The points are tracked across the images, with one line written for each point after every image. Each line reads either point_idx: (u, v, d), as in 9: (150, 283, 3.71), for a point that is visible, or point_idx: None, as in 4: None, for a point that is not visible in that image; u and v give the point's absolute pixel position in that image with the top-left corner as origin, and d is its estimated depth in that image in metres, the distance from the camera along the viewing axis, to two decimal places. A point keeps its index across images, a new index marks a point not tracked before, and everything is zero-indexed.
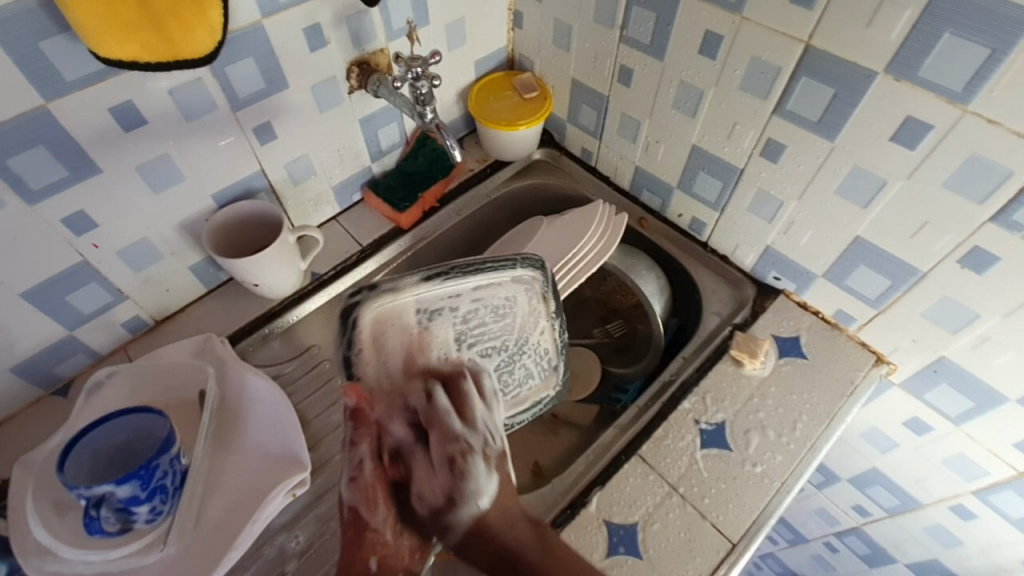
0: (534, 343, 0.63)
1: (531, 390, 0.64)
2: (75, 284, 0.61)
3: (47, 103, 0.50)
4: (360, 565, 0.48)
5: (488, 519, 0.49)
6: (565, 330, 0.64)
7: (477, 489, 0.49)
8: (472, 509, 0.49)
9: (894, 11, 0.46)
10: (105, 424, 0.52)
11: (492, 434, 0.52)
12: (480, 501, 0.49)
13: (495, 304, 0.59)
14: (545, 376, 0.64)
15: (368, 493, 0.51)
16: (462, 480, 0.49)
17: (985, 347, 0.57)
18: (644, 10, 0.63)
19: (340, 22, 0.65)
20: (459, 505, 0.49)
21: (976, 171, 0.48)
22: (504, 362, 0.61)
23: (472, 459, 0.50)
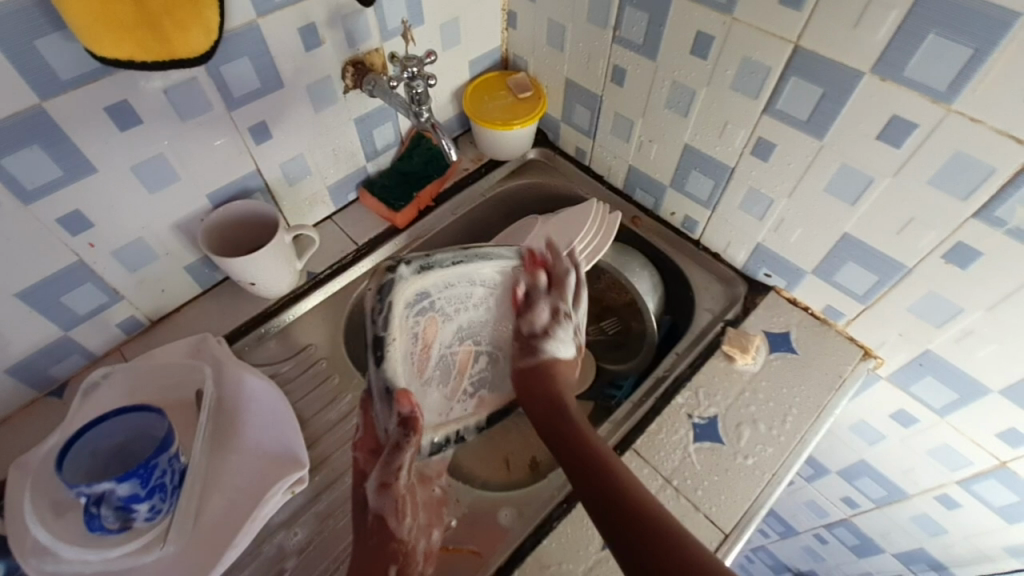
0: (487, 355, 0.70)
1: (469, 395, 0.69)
2: (70, 283, 0.61)
3: (42, 102, 0.50)
4: (384, 562, 0.53)
5: (559, 368, 0.67)
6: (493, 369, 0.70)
7: (555, 343, 0.67)
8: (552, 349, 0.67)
9: (880, 13, 0.47)
10: (102, 424, 0.52)
11: (568, 309, 0.68)
12: (557, 347, 0.67)
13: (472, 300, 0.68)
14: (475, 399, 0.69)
15: (399, 501, 0.57)
16: (550, 323, 0.67)
17: (969, 340, 0.58)
18: (637, 10, 0.64)
19: (335, 22, 0.65)
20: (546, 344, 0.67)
21: (959, 169, 0.49)
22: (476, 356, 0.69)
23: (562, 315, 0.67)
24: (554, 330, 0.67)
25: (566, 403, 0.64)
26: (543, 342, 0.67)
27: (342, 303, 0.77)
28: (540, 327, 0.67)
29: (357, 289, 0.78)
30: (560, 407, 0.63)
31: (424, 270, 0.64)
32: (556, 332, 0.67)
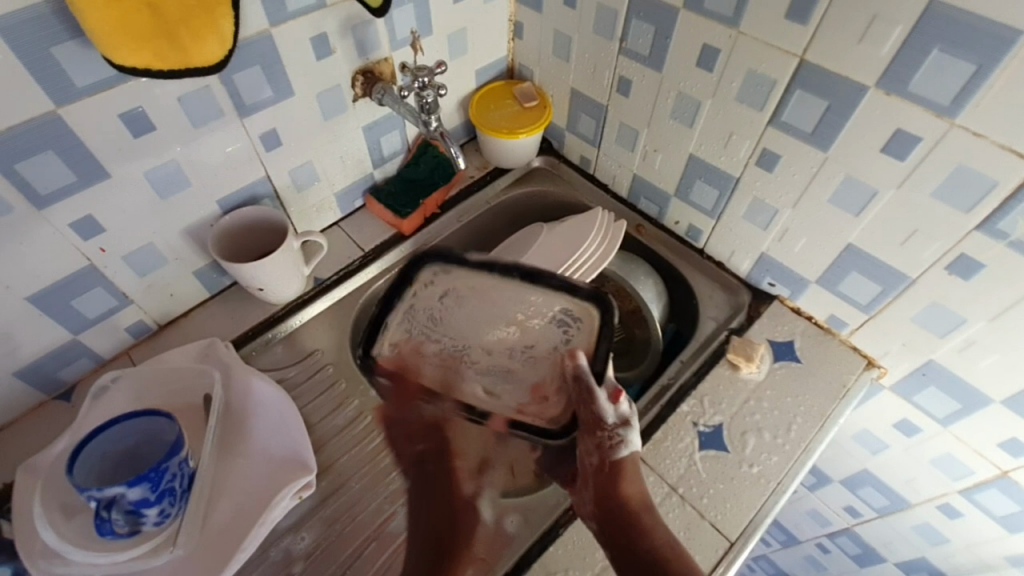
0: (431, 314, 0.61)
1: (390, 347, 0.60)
2: (80, 288, 0.61)
3: (58, 109, 0.50)
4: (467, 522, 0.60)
5: (627, 471, 0.56)
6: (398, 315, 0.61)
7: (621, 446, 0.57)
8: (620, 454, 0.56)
9: (884, 28, 0.48)
10: (112, 427, 0.53)
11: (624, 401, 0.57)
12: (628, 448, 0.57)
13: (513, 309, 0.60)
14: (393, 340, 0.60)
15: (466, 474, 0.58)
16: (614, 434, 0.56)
17: (971, 351, 0.59)
18: (643, 23, 0.65)
19: (346, 31, 0.66)
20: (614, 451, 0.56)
21: (962, 182, 0.50)
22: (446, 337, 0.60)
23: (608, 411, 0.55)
24: (615, 445, 0.56)
25: (625, 493, 0.55)
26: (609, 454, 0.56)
27: (349, 309, 0.77)
28: (603, 431, 0.56)
29: (363, 295, 0.79)
30: (625, 492, 0.55)
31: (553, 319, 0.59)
32: (626, 437, 0.57)
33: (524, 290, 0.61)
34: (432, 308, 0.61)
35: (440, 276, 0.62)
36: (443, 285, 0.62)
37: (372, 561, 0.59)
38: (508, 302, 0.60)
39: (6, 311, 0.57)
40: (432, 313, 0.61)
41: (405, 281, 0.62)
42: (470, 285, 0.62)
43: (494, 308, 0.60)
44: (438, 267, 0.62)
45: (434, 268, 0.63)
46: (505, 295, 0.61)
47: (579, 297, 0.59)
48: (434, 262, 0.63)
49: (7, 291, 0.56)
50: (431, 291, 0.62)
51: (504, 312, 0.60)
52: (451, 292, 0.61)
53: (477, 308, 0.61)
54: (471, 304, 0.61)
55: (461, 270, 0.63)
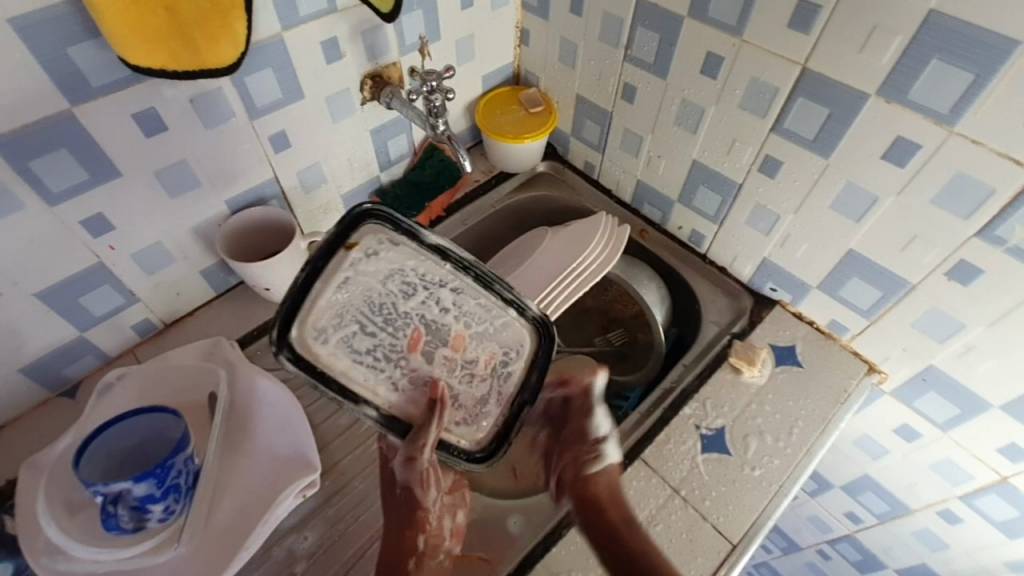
0: (364, 289, 0.54)
1: (310, 324, 0.52)
2: (88, 285, 0.62)
3: (72, 107, 0.51)
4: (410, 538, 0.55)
5: (601, 482, 0.57)
6: (318, 291, 0.53)
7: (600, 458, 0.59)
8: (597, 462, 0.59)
9: (885, 38, 0.49)
10: (118, 423, 0.53)
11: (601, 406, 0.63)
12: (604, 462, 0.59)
13: (443, 296, 0.55)
14: (312, 324, 0.52)
15: (424, 475, 0.55)
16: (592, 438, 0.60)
17: (970, 356, 0.59)
18: (648, 31, 0.66)
19: (356, 36, 0.67)
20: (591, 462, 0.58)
21: (961, 189, 0.51)
22: (375, 314, 0.54)
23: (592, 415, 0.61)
24: (591, 457, 0.59)
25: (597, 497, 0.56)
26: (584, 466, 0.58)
27: None
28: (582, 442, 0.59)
29: None
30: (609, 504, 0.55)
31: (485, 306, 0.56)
32: (603, 451, 0.59)
33: (466, 293, 0.56)
34: (371, 288, 0.54)
35: (385, 247, 0.54)
36: (391, 261, 0.54)
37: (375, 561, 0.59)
38: (452, 300, 0.56)
39: (15, 306, 0.57)
40: (370, 295, 0.54)
41: (344, 243, 0.53)
42: (418, 272, 0.55)
43: (433, 308, 0.55)
44: (384, 235, 0.54)
45: (382, 235, 0.54)
46: (446, 291, 0.55)
47: (521, 320, 0.57)
48: (383, 225, 0.54)
49: (17, 287, 0.56)
50: (373, 263, 0.54)
51: (439, 312, 0.55)
52: (394, 272, 0.54)
53: (421, 301, 0.55)
54: (413, 297, 0.55)
55: (405, 245, 0.55)
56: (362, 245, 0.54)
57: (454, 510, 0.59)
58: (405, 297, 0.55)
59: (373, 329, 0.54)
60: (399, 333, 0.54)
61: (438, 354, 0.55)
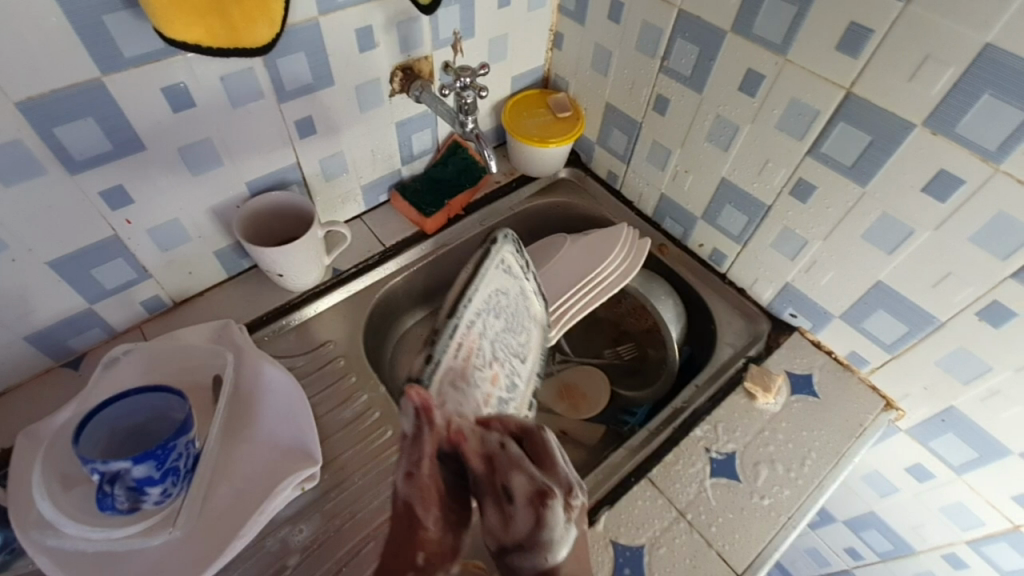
0: (495, 290, 0.57)
1: (488, 272, 0.56)
2: (101, 257, 0.61)
3: (102, 76, 0.50)
4: (406, 557, 0.41)
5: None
6: (484, 259, 0.56)
7: (554, 539, 0.42)
8: (548, 562, 0.43)
9: (937, 69, 0.48)
10: (121, 401, 0.52)
11: (577, 483, 0.46)
12: (555, 554, 0.42)
13: (489, 314, 0.56)
14: (495, 271, 0.57)
15: (426, 494, 0.42)
16: (539, 529, 0.42)
17: (994, 400, 0.58)
18: (688, 43, 0.65)
19: (391, 26, 0.66)
20: (533, 555, 0.43)
21: (1002, 229, 0.50)
22: (489, 304, 0.56)
23: (554, 506, 0.41)
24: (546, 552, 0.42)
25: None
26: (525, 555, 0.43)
27: (365, 303, 0.77)
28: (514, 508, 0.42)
29: (381, 290, 0.78)
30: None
31: (517, 356, 0.62)
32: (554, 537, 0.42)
33: (512, 344, 0.61)
34: (497, 290, 0.57)
35: (517, 270, 0.62)
36: (502, 283, 0.59)
37: (370, 559, 0.57)
38: (518, 342, 0.62)
39: (25, 273, 0.56)
40: (495, 294, 0.57)
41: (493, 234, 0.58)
42: (535, 309, 0.66)
43: (511, 330, 0.61)
44: (521, 262, 0.62)
45: (505, 257, 0.59)
46: (491, 320, 0.56)
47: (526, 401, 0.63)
48: (512, 250, 0.60)
49: (29, 253, 0.56)
50: (506, 276, 0.60)
51: (499, 342, 0.58)
52: (527, 302, 0.64)
53: (477, 322, 0.54)
54: (519, 326, 0.62)
55: (511, 271, 0.60)
56: (497, 252, 0.57)
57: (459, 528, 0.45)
58: (490, 299, 0.56)
59: (473, 321, 0.53)
60: (466, 330, 0.52)
61: (483, 375, 0.54)
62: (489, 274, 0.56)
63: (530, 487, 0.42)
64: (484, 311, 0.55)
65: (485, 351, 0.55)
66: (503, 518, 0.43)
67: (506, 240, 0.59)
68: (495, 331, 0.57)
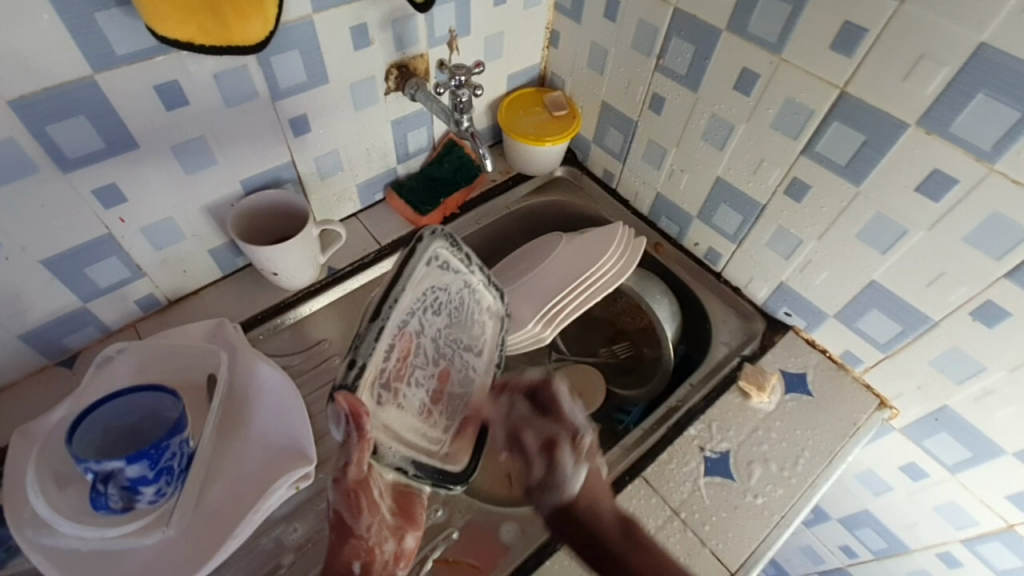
0: (432, 290, 0.54)
1: (423, 273, 0.52)
2: (95, 255, 0.61)
3: (95, 74, 0.50)
4: (342, 565, 0.49)
5: (580, 509, 0.55)
6: (410, 258, 0.50)
7: (570, 476, 0.56)
8: (570, 495, 0.56)
9: (931, 68, 0.48)
10: (115, 399, 0.52)
11: (585, 425, 0.59)
12: (573, 486, 0.56)
13: (428, 315, 0.53)
14: (430, 270, 0.53)
15: (354, 497, 0.48)
16: (556, 471, 0.57)
17: (988, 400, 0.58)
18: (683, 42, 0.65)
19: (386, 24, 0.66)
20: (555, 493, 0.56)
21: (996, 228, 0.50)
22: (428, 308, 0.53)
23: (562, 449, 0.57)
24: (565, 482, 0.56)
25: (598, 508, 0.55)
26: (551, 492, 0.57)
27: (361, 301, 0.77)
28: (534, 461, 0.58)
29: (376, 289, 0.78)
30: (591, 522, 0.55)
31: (466, 350, 0.60)
32: (570, 472, 0.56)
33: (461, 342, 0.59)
34: (435, 291, 0.54)
35: (458, 264, 0.56)
36: (441, 280, 0.55)
37: None
38: (468, 337, 0.60)
39: (19, 272, 0.56)
40: (436, 295, 0.54)
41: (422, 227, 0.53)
42: (487, 301, 0.62)
43: (456, 325, 0.58)
44: (462, 256, 0.56)
45: (443, 252, 0.54)
46: (431, 319, 0.54)
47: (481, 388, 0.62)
48: (449, 244, 0.54)
49: (23, 251, 0.55)
50: (444, 272, 0.55)
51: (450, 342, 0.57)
52: (475, 297, 0.60)
53: (414, 324, 0.52)
54: (466, 319, 0.59)
55: (454, 264, 0.56)
56: (430, 247, 0.52)
57: (399, 533, 0.52)
58: (426, 299, 0.53)
59: (411, 323, 0.51)
60: (401, 335, 0.50)
61: (422, 372, 0.54)
62: (427, 276, 0.53)
63: (540, 438, 0.59)
64: (421, 313, 0.52)
65: (425, 353, 0.54)
66: (526, 465, 0.59)
67: (449, 234, 0.54)
68: (436, 332, 0.55)
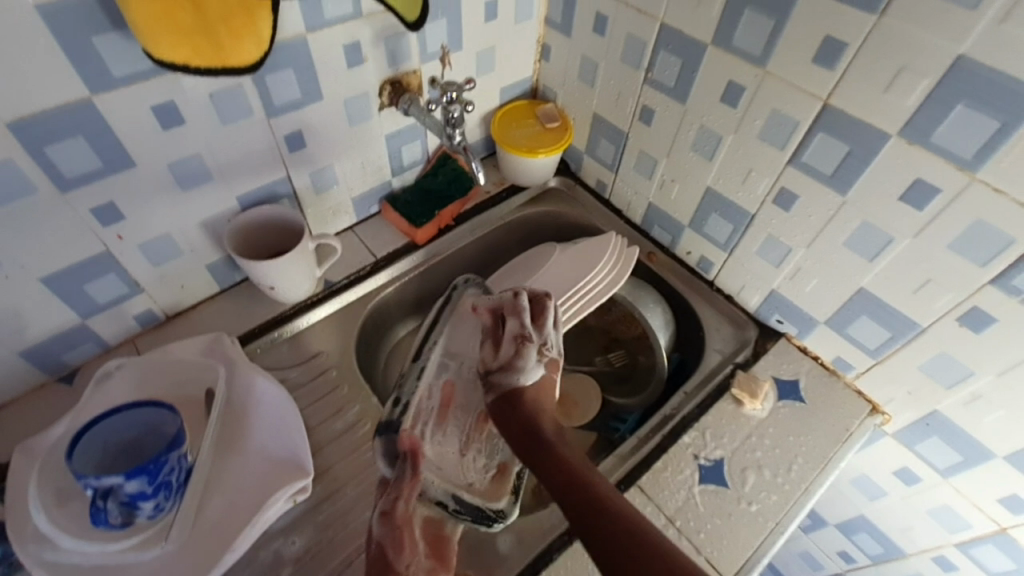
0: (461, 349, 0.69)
1: (439, 333, 0.72)
2: (93, 272, 0.61)
3: (92, 95, 0.51)
4: None
5: (527, 396, 0.58)
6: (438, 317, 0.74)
7: (525, 368, 0.59)
8: (521, 381, 0.59)
9: (911, 80, 0.49)
10: (114, 416, 0.53)
11: (553, 342, 0.63)
12: (526, 376, 0.59)
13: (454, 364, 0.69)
14: (450, 329, 0.72)
15: (397, 535, 0.51)
16: (516, 359, 0.60)
17: (977, 404, 0.59)
18: (671, 55, 0.66)
19: (379, 41, 0.67)
20: (509, 375, 0.59)
21: (979, 236, 0.51)
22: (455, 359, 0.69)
23: (530, 345, 0.60)
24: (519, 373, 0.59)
25: (547, 422, 0.55)
26: (506, 375, 0.59)
27: (357, 314, 0.78)
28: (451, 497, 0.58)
29: (372, 301, 0.79)
30: (530, 413, 0.56)
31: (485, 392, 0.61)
32: (523, 364, 0.59)
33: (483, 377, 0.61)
34: (464, 353, 0.69)
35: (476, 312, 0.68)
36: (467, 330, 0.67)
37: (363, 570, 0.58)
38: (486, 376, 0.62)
39: (19, 290, 0.57)
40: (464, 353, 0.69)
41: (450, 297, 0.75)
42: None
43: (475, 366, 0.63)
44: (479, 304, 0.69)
45: (461, 300, 0.69)
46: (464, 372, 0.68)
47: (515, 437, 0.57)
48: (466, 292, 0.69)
49: (22, 270, 0.56)
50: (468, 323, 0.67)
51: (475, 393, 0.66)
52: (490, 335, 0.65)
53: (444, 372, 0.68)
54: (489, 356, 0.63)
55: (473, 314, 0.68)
56: (449, 304, 0.71)
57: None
58: (450, 350, 0.70)
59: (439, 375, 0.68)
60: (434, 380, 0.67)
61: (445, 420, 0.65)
62: (445, 333, 0.72)
63: (514, 333, 0.62)
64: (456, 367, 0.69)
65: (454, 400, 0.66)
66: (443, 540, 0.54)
67: (463, 288, 0.69)
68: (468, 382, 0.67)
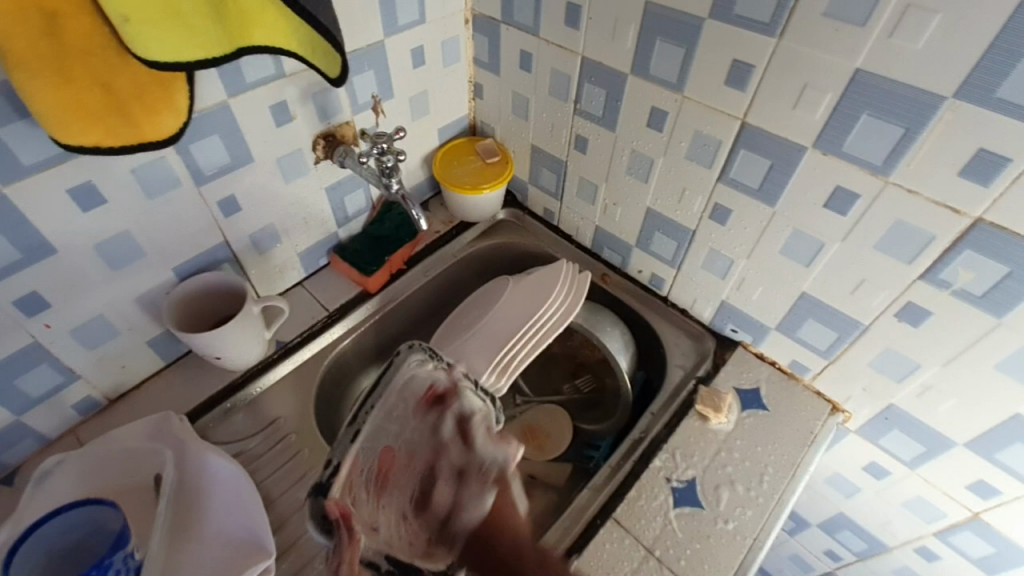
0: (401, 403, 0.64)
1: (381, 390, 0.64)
2: (22, 366, 0.58)
3: (2, 188, 0.49)
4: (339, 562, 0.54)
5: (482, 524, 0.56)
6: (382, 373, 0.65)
7: (485, 467, 0.59)
8: (478, 514, 0.56)
9: (816, 95, 0.51)
10: (54, 520, 0.50)
11: (506, 452, 0.60)
12: (486, 495, 0.58)
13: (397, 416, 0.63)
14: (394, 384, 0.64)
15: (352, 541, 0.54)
16: (465, 501, 0.58)
17: (927, 394, 0.60)
18: (594, 86, 0.68)
19: (305, 99, 0.67)
20: (465, 509, 0.57)
21: (902, 235, 0.52)
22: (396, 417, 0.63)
23: (473, 481, 0.59)
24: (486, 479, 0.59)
25: (515, 540, 0.54)
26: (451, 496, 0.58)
27: (313, 372, 0.76)
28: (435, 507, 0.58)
29: (328, 356, 0.77)
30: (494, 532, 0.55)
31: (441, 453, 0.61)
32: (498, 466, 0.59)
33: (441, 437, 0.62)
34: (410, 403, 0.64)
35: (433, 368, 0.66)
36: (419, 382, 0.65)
37: None
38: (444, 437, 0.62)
39: None
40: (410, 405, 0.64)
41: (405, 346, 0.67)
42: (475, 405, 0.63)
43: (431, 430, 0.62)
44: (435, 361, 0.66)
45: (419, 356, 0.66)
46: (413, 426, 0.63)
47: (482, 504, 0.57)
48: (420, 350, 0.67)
49: None
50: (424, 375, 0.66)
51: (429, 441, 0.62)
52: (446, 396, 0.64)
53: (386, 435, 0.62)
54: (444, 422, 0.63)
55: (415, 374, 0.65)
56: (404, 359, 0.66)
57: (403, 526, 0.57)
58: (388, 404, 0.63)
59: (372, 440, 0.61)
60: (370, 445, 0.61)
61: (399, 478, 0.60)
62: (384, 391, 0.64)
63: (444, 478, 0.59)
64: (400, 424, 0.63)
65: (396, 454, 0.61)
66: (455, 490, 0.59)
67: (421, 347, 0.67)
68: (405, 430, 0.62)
